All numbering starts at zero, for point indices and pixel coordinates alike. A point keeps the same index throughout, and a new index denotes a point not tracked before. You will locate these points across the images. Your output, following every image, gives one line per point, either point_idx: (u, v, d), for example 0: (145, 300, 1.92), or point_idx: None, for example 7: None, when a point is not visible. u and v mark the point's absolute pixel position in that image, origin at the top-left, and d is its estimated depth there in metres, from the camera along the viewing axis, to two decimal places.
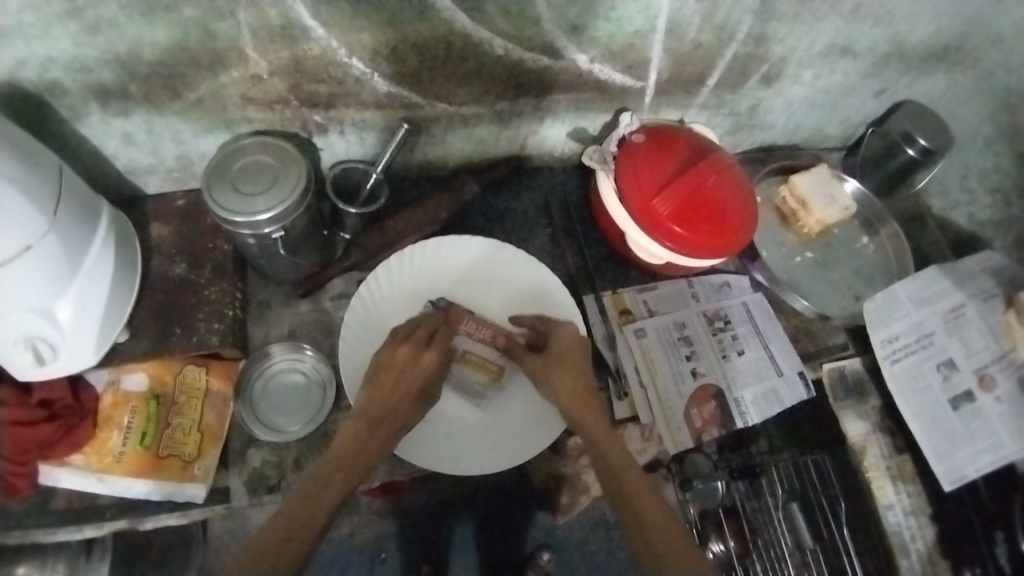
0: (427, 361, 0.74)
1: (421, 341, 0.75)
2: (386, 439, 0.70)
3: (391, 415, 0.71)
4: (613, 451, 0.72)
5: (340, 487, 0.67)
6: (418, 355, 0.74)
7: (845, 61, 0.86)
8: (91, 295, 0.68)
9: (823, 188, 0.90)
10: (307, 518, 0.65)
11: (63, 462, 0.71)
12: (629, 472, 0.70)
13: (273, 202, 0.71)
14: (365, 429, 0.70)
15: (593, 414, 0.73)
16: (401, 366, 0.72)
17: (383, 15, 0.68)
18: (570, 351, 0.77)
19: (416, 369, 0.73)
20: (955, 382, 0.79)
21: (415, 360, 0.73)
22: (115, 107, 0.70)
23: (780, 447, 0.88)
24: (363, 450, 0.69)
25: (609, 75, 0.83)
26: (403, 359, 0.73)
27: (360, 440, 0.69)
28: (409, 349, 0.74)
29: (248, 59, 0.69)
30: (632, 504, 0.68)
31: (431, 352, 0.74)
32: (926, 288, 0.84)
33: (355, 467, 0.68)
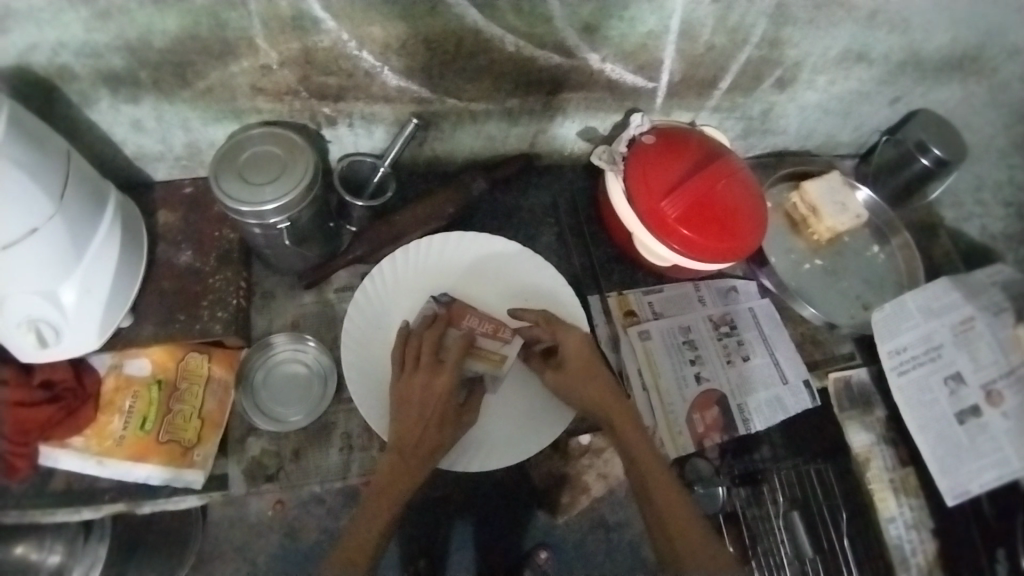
0: (440, 385, 0.71)
1: (432, 365, 0.72)
2: (426, 458, 0.70)
3: (421, 441, 0.70)
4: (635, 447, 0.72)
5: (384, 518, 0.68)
6: (432, 381, 0.71)
7: (860, 67, 0.85)
8: (96, 280, 0.68)
9: (837, 195, 0.89)
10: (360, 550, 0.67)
11: (62, 444, 0.71)
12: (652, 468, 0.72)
13: (279, 193, 0.71)
14: (399, 458, 0.70)
15: (618, 409, 0.74)
16: (418, 395, 0.70)
17: (394, 9, 0.68)
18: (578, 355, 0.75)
19: (430, 393, 0.70)
20: (962, 396, 0.78)
21: (430, 386, 0.71)
22: (125, 94, 0.71)
23: (783, 454, 0.87)
24: (403, 480, 0.69)
25: (621, 74, 0.82)
26: (421, 386, 0.71)
27: (398, 465, 0.69)
28: (423, 375, 0.71)
29: (258, 50, 0.69)
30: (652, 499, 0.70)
31: (441, 378, 0.71)
32: (936, 299, 0.82)
33: (398, 496, 0.69)
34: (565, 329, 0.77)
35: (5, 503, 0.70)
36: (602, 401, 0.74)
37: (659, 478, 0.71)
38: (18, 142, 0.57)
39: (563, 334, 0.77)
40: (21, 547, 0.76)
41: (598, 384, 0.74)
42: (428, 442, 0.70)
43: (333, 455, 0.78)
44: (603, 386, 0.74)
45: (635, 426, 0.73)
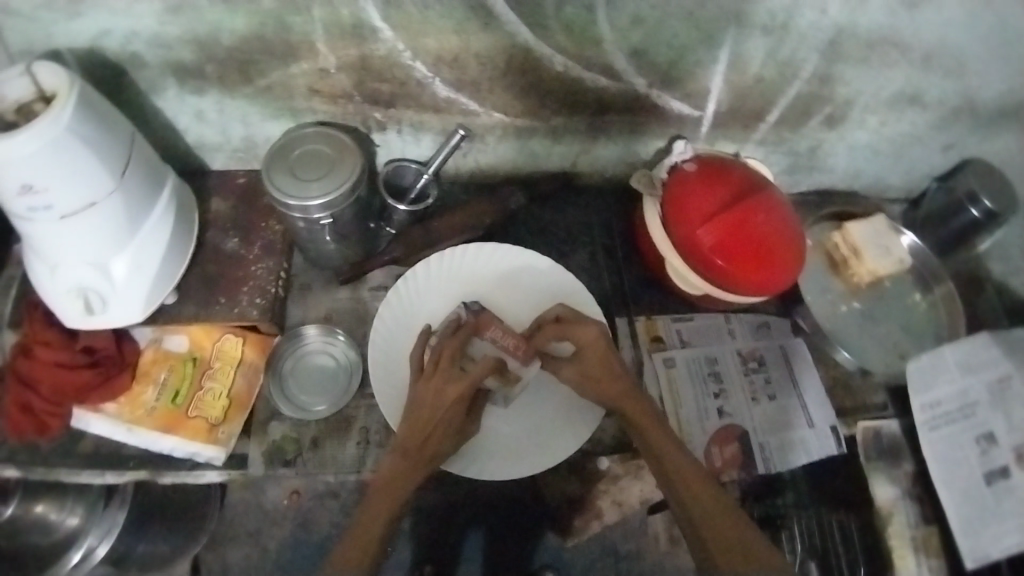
0: (451, 395, 0.70)
1: (448, 374, 0.72)
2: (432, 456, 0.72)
3: (423, 448, 0.71)
4: (664, 449, 0.73)
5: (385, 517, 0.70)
6: (444, 390, 0.71)
7: (913, 110, 0.83)
8: (146, 256, 0.73)
9: (880, 239, 0.87)
10: (359, 548, 0.69)
11: (96, 409, 0.76)
12: (685, 470, 0.72)
13: (326, 190, 0.74)
14: (401, 460, 0.70)
15: (637, 406, 0.74)
16: (430, 401, 0.70)
17: (449, 23, 0.71)
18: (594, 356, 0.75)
19: (441, 402, 0.70)
20: (993, 457, 0.76)
21: (442, 396, 0.71)
22: (191, 85, 0.75)
23: (806, 500, 0.83)
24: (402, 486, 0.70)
25: (667, 101, 0.83)
26: (434, 394, 0.71)
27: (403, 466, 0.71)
28: (437, 383, 0.71)
29: (318, 53, 0.73)
30: (688, 500, 0.71)
31: (455, 387, 0.71)
32: (976, 354, 0.80)
33: (400, 493, 0.70)
34: (579, 321, 0.76)
35: (32, 459, 0.74)
36: (624, 400, 0.75)
37: (688, 475, 0.72)
38: (88, 121, 0.62)
39: (579, 331, 0.75)
40: (42, 505, 0.84)
41: (619, 385, 0.75)
42: (428, 448, 0.71)
43: (350, 448, 0.79)
44: (624, 384, 0.75)
45: (656, 423, 0.74)
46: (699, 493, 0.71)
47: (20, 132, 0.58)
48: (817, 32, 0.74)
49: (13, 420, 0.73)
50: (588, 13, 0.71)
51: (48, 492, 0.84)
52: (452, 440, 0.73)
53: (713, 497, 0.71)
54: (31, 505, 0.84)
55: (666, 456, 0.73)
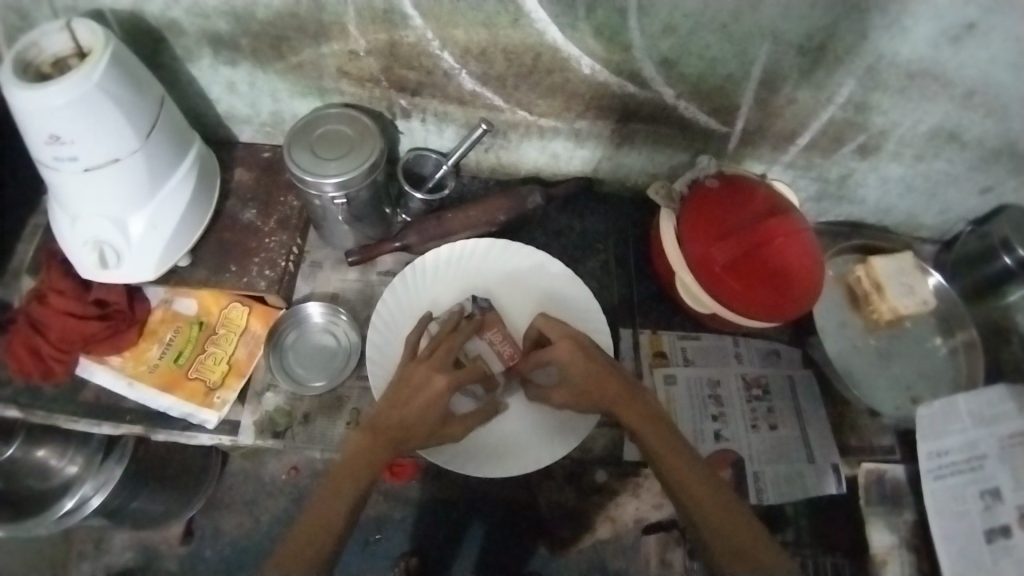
0: (437, 383, 0.71)
1: (439, 362, 0.73)
2: (405, 436, 0.71)
3: (396, 431, 0.70)
4: (665, 453, 0.72)
5: (353, 490, 0.70)
6: (432, 376, 0.71)
7: (951, 147, 0.80)
8: (163, 217, 0.75)
9: (904, 277, 0.84)
10: (331, 518, 0.69)
11: (102, 360, 0.79)
12: (689, 476, 0.71)
13: (344, 170, 0.75)
14: (371, 437, 0.71)
15: (636, 408, 0.73)
16: (415, 385, 0.71)
17: (479, 16, 0.71)
18: (574, 366, 0.72)
19: (425, 388, 0.71)
20: (996, 513, 0.75)
21: (427, 381, 0.71)
22: (225, 56, 0.77)
23: (808, 543, 0.83)
24: (370, 461, 0.71)
25: (694, 114, 0.81)
26: (420, 378, 0.72)
27: (370, 444, 0.71)
28: (424, 369, 0.72)
29: (349, 36, 0.74)
30: (692, 505, 0.70)
31: (442, 376, 0.71)
32: (990, 406, 0.79)
33: (366, 468, 0.70)
34: (569, 331, 0.75)
35: (35, 402, 0.76)
36: (622, 403, 0.73)
37: (695, 481, 0.71)
38: (119, 79, 0.63)
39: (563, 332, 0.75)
40: (43, 451, 0.86)
41: (618, 387, 0.73)
42: (400, 428, 0.70)
43: (339, 428, 0.80)
44: (623, 387, 0.73)
45: (658, 427, 0.72)
46: (703, 501, 0.70)
47: (52, 84, 0.59)
48: (856, 57, 0.71)
49: (21, 361, 0.75)
50: (619, 18, 0.70)
51: (48, 438, 0.86)
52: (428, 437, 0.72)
53: (717, 501, 0.70)
54: (33, 449, 0.86)
55: (668, 461, 0.71)
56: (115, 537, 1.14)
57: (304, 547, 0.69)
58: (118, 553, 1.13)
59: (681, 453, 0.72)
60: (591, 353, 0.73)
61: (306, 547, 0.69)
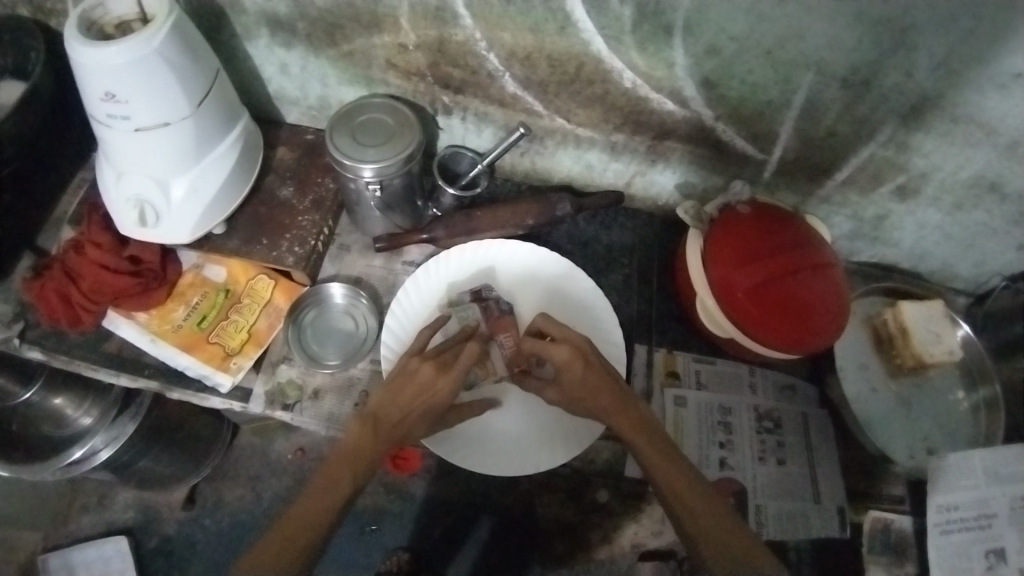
0: (444, 385, 0.71)
1: (443, 361, 0.74)
2: (401, 433, 0.72)
3: (397, 427, 0.72)
4: (663, 466, 0.70)
5: (347, 480, 0.71)
6: (437, 378, 0.72)
7: (992, 198, 0.78)
8: (204, 184, 0.78)
9: (932, 325, 0.82)
10: (330, 496, 0.70)
11: (129, 315, 0.82)
12: (679, 483, 0.70)
13: (381, 157, 0.77)
14: (369, 430, 0.72)
15: (632, 417, 0.72)
16: (414, 386, 0.72)
17: (527, 21, 0.72)
18: (571, 370, 0.71)
19: (429, 387, 0.72)
20: (997, 573, 0.75)
21: (432, 382, 0.72)
22: (281, 38, 0.80)
23: None
24: (367, 453, 0.71)
25: (732, 137, 0.81)
26: (422, 377, 0.72)
27: (367, 434, 0.72)
28: (429, 369, 0.72)
29: (400, 29, 0.77)
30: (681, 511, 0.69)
31: (447, 379, 0.72)
32: (1007, 465, 0.77)
33: (362, 460, 0.71)
34: (566, 334, 0.74)
35: (60, 346, 0.80)
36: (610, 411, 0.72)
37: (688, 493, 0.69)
38: (177, 45, 0.66)
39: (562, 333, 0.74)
40: (61, 399, 0.89)
41: (614, 393, 0.72)
42: (400, 424, 0.72)
43: (346, 408, 0.82)
44: (622, 396, 0.72)
45: (652, 437, 0.72)
46: (694, 504, 0.69)
47: (114, 44, 0.62)
48: (901, 95, 0.70)
49: (53, 308, 0.79)
50: (664, 34, 0.71)
51: (66, 387, 0.89)
52: (426, 427, 0.73)
53: (715, 513, 0.68)
54: (50, 396, 0.89)
55: (658, 470, 0.70)
56: (120, 495, 1.17)
57: (302, 524, 0.69)
58: (120, 511, 1.16)
59: (673, 462, 0.71)
60: (592, 361, 0.72)
61: (303, 524, 0.69)
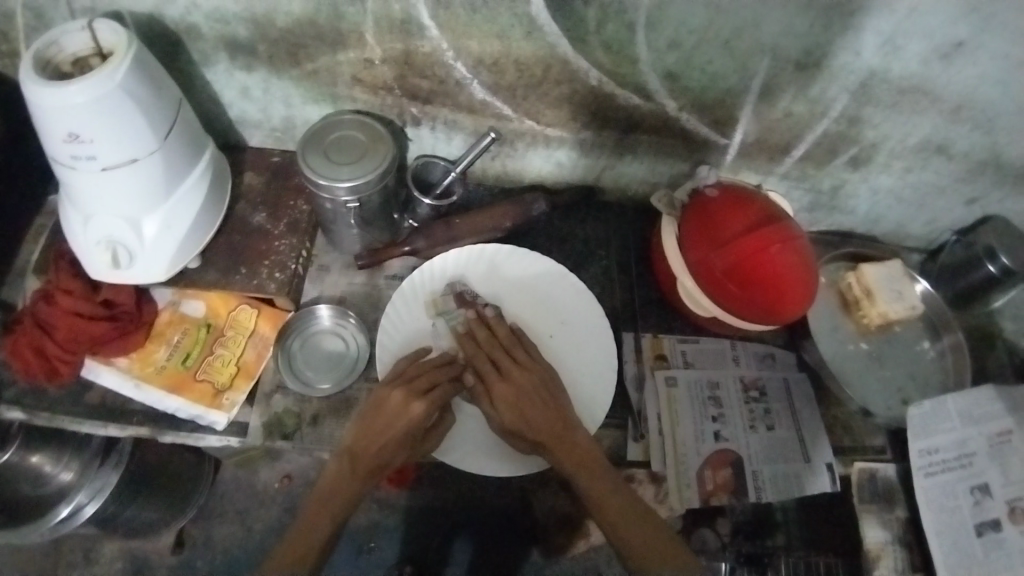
0: (415, 411, 0.72)
1: (415, 388, 0.74)
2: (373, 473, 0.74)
3: (379, 458, 0.72)
4: (595, 491, 0.72)
5: (326, 524, 0.72)
6: (407, 405, 0.72)
7: (939, 160, 0.84)
8: (177, 220, 0.75)
9: (894, 283, 0.88)
10: (303, 547, 0.71)
11: (108, 362, 0.79)
12: (609, 504, 0.72)
13: (356, 174, 0.76)
14: (346, 467, 0.73)
15: (566, 442, 0.73)
16: (387, 416, 0.72)
17: (494, 28, 0.73)
18: (532, 403, 0.74)
19: (401, 416, 0.72)
20: (985, 507, 0.82)
21: (403, 410, 0.72)
22: (241, 61, 0.79)
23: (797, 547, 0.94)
24: (343, 491, 0.72)
25: (696, 126, 0.85)
26: (392, 407, 0.72)
27: (346, 472, 0.73)
28: (398, 397, 0.73)
29: (365, 44, 0.76)
30: (612, 532, 0.71)
31: (421, 403, 0.72)
32: (978, 406, 0.85)
33: (342, 498, 0.72)
34: (534, 364, 0.77)
35: (39, 403, 0.76)
36: (571, 432, 0.74)
37: (613, 512, 0.72)
38: (140, 79, 0.64)
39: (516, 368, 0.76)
40: (39, 457, 0.83)
41: (554, 417, 0.74)
42: (380, 459, 0.73)
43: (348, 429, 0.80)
44: (561, 420, 0.74)
45: (585, 463, 0.73)
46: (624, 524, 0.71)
47: (74, 83, 0.60)
48: (852, 73, 0.75)
49: (27, 363, 0.75)
50: (628, 32, 0.73)
51: (45, 443, 0.84)
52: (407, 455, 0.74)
53: (641, 522, 0.72)
54: (27, 456, 0.83)
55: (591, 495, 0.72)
56: (106, 548, 1.12)
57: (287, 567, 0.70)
58: (108, 563, 1.12)
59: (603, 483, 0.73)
60: (544, 390, 0.75)
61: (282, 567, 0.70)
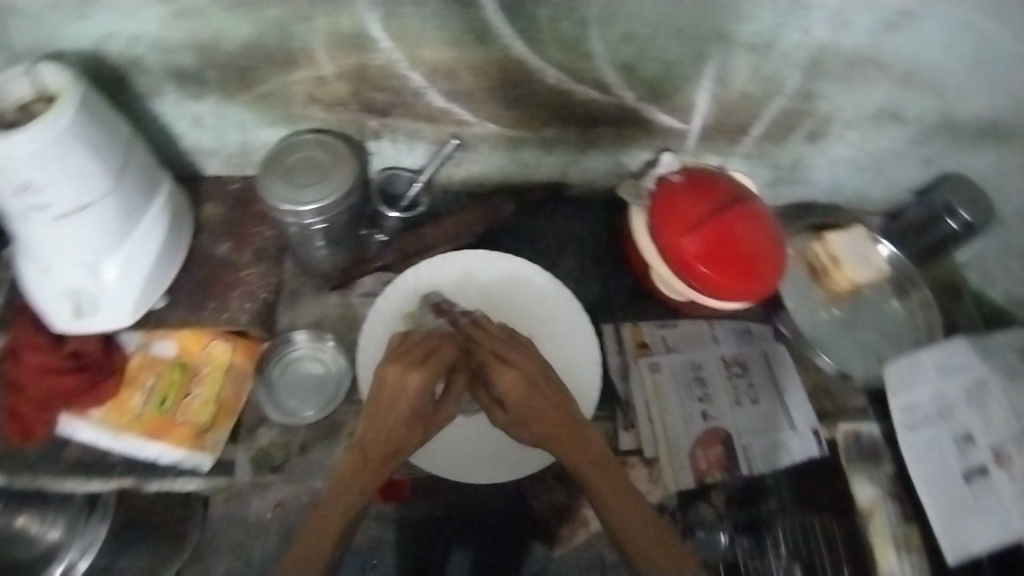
0: (414, 384, 0.69)
1: (413, 359, 0.70)
2: (383, 463, 0.72)
3: (387, 446, 0.71)
4: (604, 486, 0.73)
5: (336, 522, 0.70)
6: (404, 377, 0.69)
7: (891, 126, 0.87)
8: (138, 263, 0.73)
9: (859, 249, 0.95)
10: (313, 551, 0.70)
11: (83, 415, 0.76)
12: (619, 497, 0.73)
13: (319, 196, 0.74)
14: (359, 459, 0.71)
15: (574, 435, 0.73)
16: (388, 394, 0.69)
17: (447, 34, 0.73)
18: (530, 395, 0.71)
19: (403, 393, 0.69)
20: (970, 455, 0.84)
21: (401, 385, 0.69)
22: (190, 90, 0.77)
23: (792, 508, 0.87)
24: (353, 486, 0.71)
25: (655, 114, 0.85)
26: (392, 384, 0.69)
27: (358, 464, 0.71)
28: (395, 371, 0.69)
29: (317, 62, 0.75)
30: (618, 526, 0.72)
31: (421, 374, 0.69)
32: (952, 359, 0.88)
33: (351, 495, 0.71)
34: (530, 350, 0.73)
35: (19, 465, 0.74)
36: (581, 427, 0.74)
37: (621, 504, 0.73)
38: (89, 123, 0.62)
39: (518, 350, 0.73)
40: (23, 518, 0.82)
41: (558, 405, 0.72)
42: (389, 446, 0.71)
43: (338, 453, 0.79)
44: (562, 409, 0.72)
45: (595, 458, 0.73)
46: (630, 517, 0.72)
47: (20, 131, 0.58)
48: (800, 50, 0.76)
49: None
50: (581, 28, 0.73)
51: (28, 504, 0.83)
52: (419, 436, 0.72)
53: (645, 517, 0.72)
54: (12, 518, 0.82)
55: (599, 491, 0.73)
56: None
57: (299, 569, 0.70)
58: None
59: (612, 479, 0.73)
60: (547, 380, 0.72)
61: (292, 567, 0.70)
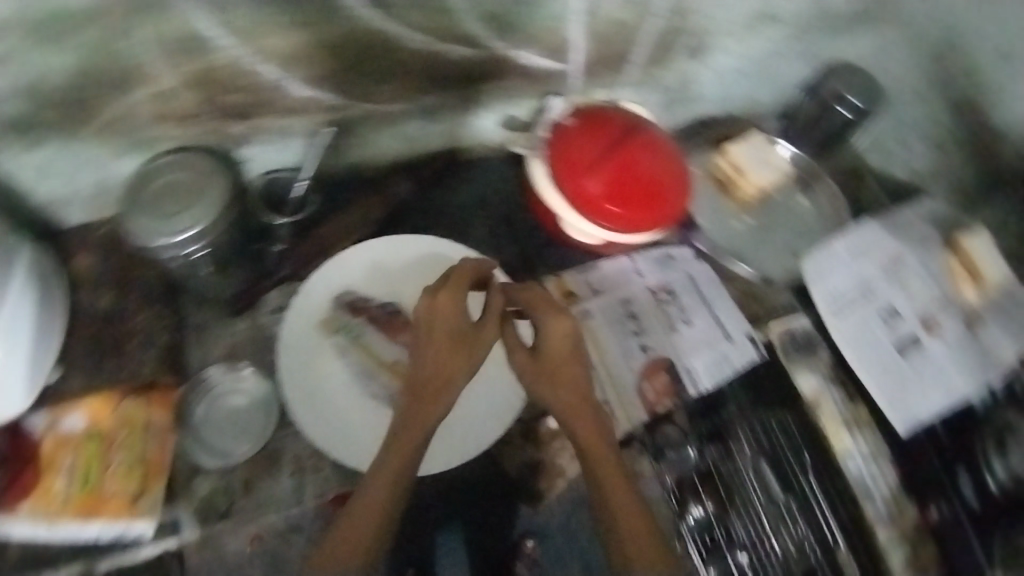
0: (449, 304, 0.68)
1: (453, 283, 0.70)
2: (440, 402, 0.68)
3: (437, 382, 0.68)
4: (597, 457, 0.70)
5: (383, 482, 0.66)
6: (434, 303, 0.68)
7: (766, 25, 0.86)
8: (14, 339, 0.66)
9: (760, 155, 0.93)
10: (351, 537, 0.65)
11: (12, 512, 0.70)
12: (614, 471, 0.69)
13: (196, 221, 0.69)
14: (410, 400, 0.68)
15: (574, 382, 0.71)
16: (426, 320, 0.68)
17: (292, 19, 0.66)
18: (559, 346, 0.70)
19: (441, 318, 0.68)
20: (897, 326, 0.88)
21: (432, 310, 0.68)
22: (23, 140, 0.69)
23: (747, 408, 0.87)
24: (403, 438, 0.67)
25: (531, 58, 0.82)
26: (427, 315, 0.68)
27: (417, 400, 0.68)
28: (425, 303, 0.69)
29: (156, 78, 0.67)
30: (606, 500, 0.68)
31: (448, 296, 0.69)
32: (865, 239, 0.91)
33: (409, 442, 0.67)
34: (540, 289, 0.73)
35: None
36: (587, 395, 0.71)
37: (612, 473, 0.69)
38: None
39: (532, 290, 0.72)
40: None
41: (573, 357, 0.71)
42: (433, 381, 0.68)
43: (285, 480, 0.76)
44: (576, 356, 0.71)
45: (595, 427, 0.70)
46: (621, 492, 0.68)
47: None
48: None
49: None
50: None
51: None
52: (466, 362, 0.69)
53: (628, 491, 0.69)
54: None
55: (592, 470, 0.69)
56: None
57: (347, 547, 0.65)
58: None
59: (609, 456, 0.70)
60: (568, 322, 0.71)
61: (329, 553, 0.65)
